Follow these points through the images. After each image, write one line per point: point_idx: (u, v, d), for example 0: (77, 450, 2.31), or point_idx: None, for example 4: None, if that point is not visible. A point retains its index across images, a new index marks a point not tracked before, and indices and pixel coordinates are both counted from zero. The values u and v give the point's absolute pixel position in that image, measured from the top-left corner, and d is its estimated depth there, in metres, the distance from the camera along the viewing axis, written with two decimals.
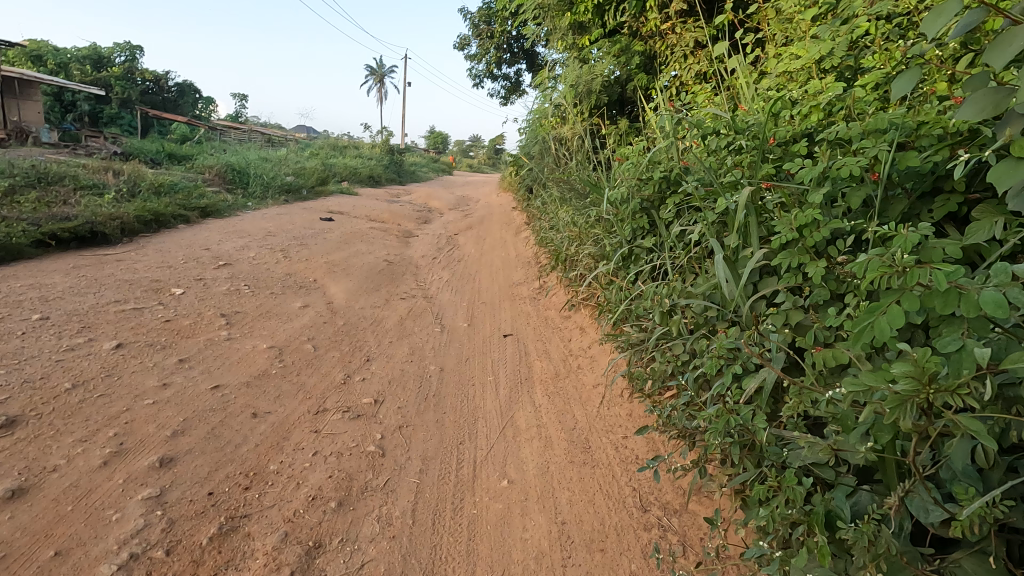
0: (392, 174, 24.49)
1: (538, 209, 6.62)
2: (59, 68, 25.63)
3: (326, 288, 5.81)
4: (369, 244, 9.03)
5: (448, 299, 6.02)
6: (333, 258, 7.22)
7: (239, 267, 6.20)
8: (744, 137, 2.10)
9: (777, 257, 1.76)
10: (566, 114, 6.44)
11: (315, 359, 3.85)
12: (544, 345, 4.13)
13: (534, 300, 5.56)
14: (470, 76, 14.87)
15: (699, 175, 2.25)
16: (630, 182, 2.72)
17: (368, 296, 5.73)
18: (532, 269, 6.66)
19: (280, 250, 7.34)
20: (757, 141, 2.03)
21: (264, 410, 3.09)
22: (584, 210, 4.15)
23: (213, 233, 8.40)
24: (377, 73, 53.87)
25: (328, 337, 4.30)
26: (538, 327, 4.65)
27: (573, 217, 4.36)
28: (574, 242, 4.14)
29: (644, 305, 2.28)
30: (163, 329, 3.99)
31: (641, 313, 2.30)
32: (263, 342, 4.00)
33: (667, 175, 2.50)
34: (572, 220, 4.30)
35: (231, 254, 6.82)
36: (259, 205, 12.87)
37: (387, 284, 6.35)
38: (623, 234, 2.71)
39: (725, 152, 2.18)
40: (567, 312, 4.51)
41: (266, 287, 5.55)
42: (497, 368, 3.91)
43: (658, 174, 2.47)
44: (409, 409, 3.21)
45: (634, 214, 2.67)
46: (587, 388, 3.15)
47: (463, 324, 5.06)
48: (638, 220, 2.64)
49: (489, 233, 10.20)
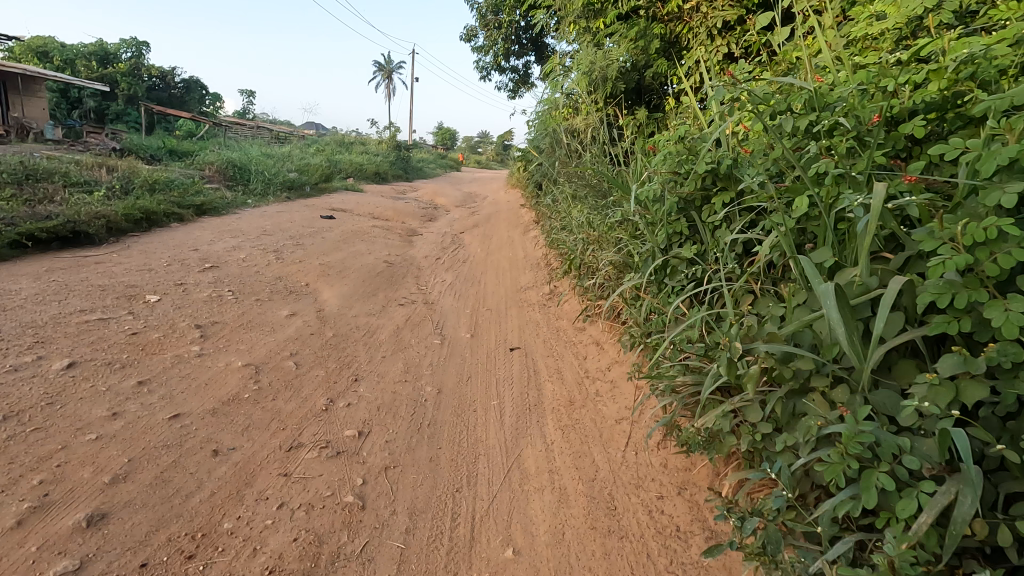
0: (399, 170, 24.03)
1: (548, 207, 6.13)
2: (66, 65, 25.48)
3: (318, 293, 5.36)
4: (370, 243, 8.56)
5: (451, 304, 5.55)
6: (330, 259, 6.77)
7: (226, 271, 5.77)
8: (826, 115, 1.66)
9: (929, 291, 1.30)
10: (579, 104, 5.95)
11: (296, 379, 3.39)
12: (556, 363, 3.65)
13: (545, 307, 5.07)
14: (478, 69, 14.39)
15: (763, 167, 1.81)
16: (663, 175, 2.23)
17: (365, 303, 5.27)
18: (542, 272, 6.17)
19: (273, 251, 6.89)
20: (857, 121, 1.60)
21: (227, 445, 2.63)
22: (602, 209, 3.66)
23: (206, 232, 7.99)
24: (386, 68, 53.42)
25: (313, 352, 3.85)
26: (550, 339, 4.17)
27: (589, 217, 3.87)
28: (591, 246, 3.66)
29: (691, 336, 1.81)
30: (127, 344, 3.55)
31: (686, 345, 1.84)
32: (239, 359, 3.55)
33: (714, 167, 2.01)
34: (590, 220, 3.80)
35: (221, 256, 6.40)
36: (259, 203, 12.48)
37: (386, 288, 5.89)
38: (655, 241, 2.21)
39: (807, 134, 1.74)
40: (582, 325, 4.03)
41: (252, 292, 5.11)
42: (502, 389, 3.43)
43: (702, 167, 1.98)
44: (398, 444, 2.74)
45: (669, 215, 2.18)
46: (607, 424, 2.66)
47: (466, 335, 4.58)
48: (675, 224, 2.15)
49: (496, 232, 9.70)
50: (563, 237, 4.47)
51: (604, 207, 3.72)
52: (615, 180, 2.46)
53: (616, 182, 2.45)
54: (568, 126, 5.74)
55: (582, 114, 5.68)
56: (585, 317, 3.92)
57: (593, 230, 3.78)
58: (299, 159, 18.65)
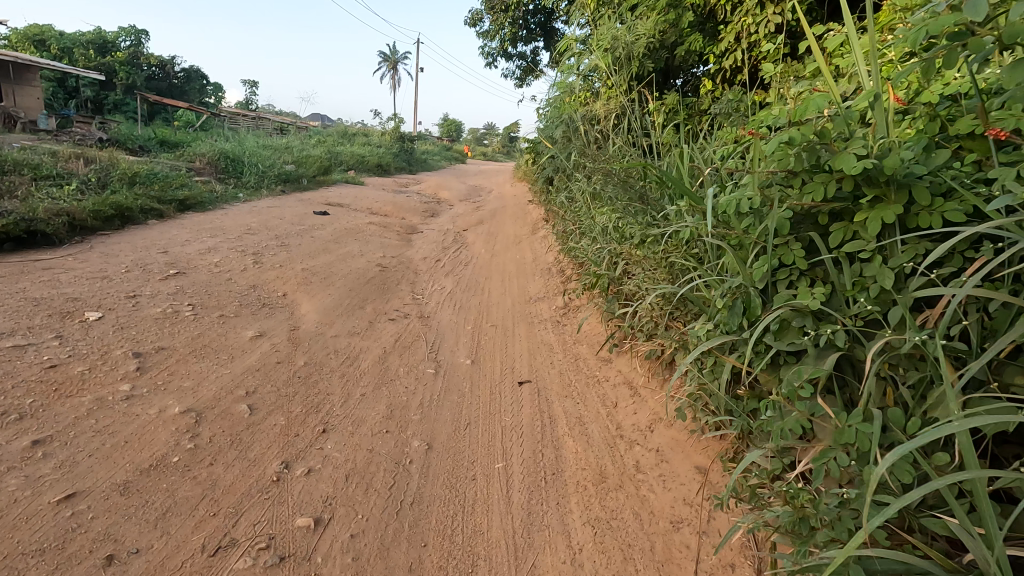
0: (401, 162, 23.24)
1: (562, 207, 5.39)
2: (64, 54, 24.83)
3: (296, 306, 4.64)
4: (363, 243, 7.81)
5: (449, 319, 4.80)
6: (315, 264, 6.03)
7: (193, 278, 5.05)
8: None
9: None
10: (599, 87, 5.17)
11: (246, 432, 2.66)
12: (578, 406, 2.93)
13: (559, 326, 4.31)
14: (482, 55, 13.56)
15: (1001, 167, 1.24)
16: (771, 173, 1.50)
17: (349, 318, 4.54)
18: (555, 280, 5.40)
19: (252, 253, 6.17)
20: None
21: (128, 546, 1.90)
22: (640, 217, 2.94)
23: (183, 231, 7.25)
24: (391, 59, 52.49)
25: (277, 389, 3.12)
26: (567, 371, 3.44)
27: (620, 224, 3.13)
28: (625, 263, 2.93)
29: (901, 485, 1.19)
30: (38, 382, 2.82)
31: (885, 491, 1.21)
32: (179, 401, 2.82)
33: (873, 167, 1.32)
34: (625, 226, 3.06)
35: (191, 260, 5.68)
36: (251, 197, 11.76)
37: (376, 299, 5.15)
38: (748, 274, 1.53)
39: None
40: (607, 356, 3.30)
41: (218, 306, 4.39)
42: (510, 445, 2.69)
43: (859, 169, 1.27)
44: (368, 542, 2.01)
45: (778, 235, 1.48)
46: (657, 531, 1.91)
47: (466, 361, 3.84)
48: (783, 252, 1.48)
49: (501, 230, 8.90)
50: (583, 246, 3.72)
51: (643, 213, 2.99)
52: (677, 183, 1.80)
53: (680, 184, 1.78)
54: (585, 112, 4.97)
55: (603, 98, 4.92)
56: (611, 349, 3.19)
57: (626, 242, 3.04)
58: (297, 150, 17.91)
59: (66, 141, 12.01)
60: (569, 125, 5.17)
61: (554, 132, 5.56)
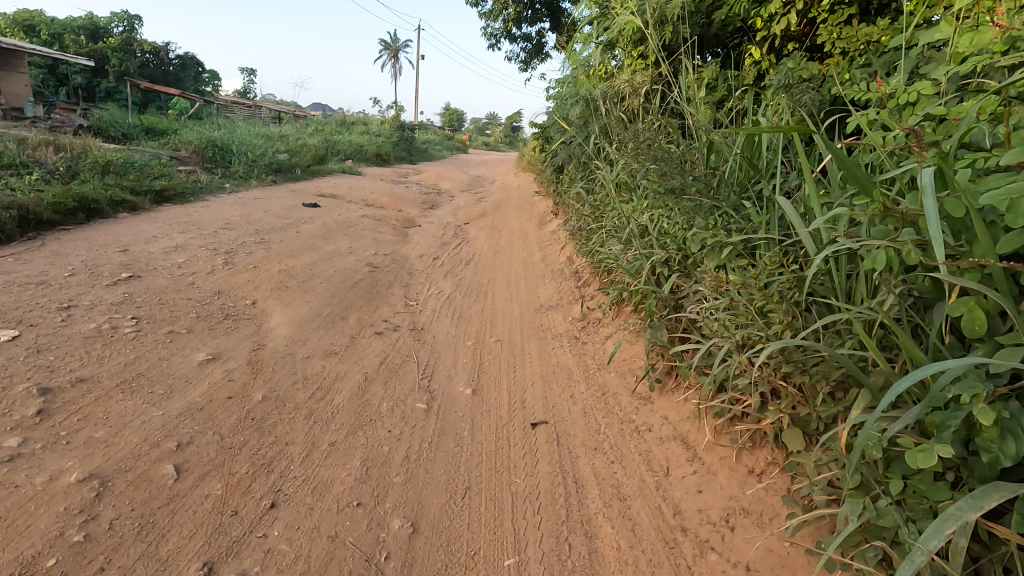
0: (401, 151, 22.50)
1: (578, 200, 4.69)
2: (54, 39, 23.97)
3: (266, 318, 3.95)
4: (354, 239, 7.08)
5: (448, 332, 4.09)
6: (295, 264, 5.31)
7: (149, 282, 4.34)
8: None
9: None
10: (623, 59, 4.44)
11: (164, 510, 1.95)
12: (615, 464, 2.23)
13: (578, 343, 3.58)
14: (485, 36, 12.74)
15: None
16: None
17: (327, 333, 3.82)
18: (569, 285, 4.68)
19: (224, 252, 5.45)
20: None
21: None
22: (703, 218, 2.24)
23: (153, 226, 6.54)
24: (392, 47, 51.51)
25: (220, 438, 2.42)
26: (593, 406, 2.74)
27: (672, 228, 2.43)
28: (686, 283, 2.25)
29: None
30: None
31: None
32: (80, 463, 2.12)
33: None
34: (680, 228, 2.37)
35: (152, 260, 4.96)
36: (237, 187, 11.03)
37: (362, 307, 4.43)
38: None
39: None
40: (645, 393, 2.61)
41: (170, 318, 3.68)
42: (525, 526, 1.98)
43: None
44: None
45: None
46: None
47: (466, 391, 3.12)
48: None
49: (505, 224, 8.15)
50: (613, 250, 3.01)
51: (702, 208, 2.27)
52: (850, 165, 1.48)
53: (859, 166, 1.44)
54: (606, 89, 4.25)
55: (628, 71, 4.19)
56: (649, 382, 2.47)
57: (682, 253, 2.36)
58: (293, 139, 17.13)
59: (42, 128, 11.27)
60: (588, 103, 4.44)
61: (567, 112, 4.83)
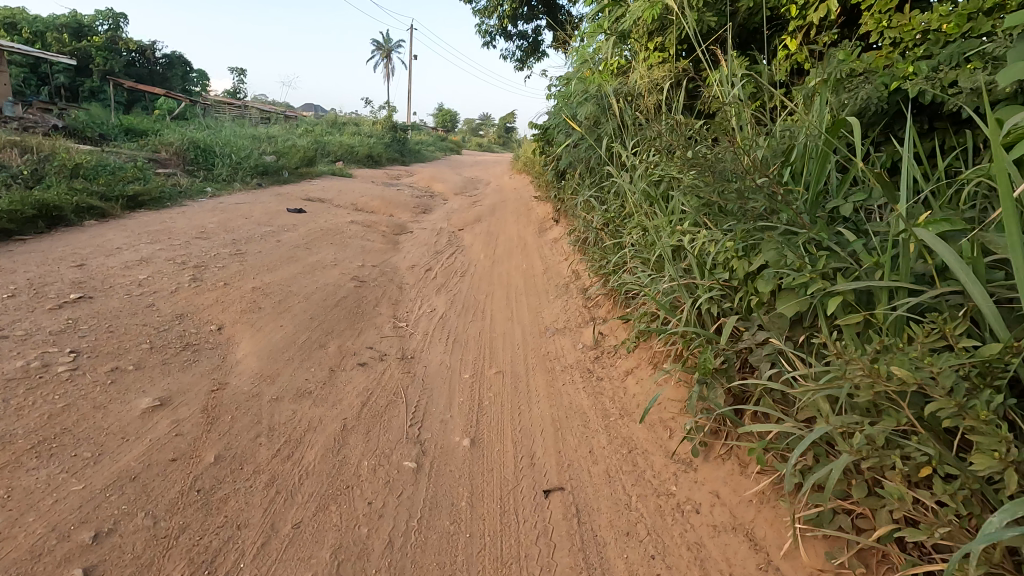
0: (393, 152, 21.96)
1: (587, 211, 4.23)
2: (35, 38, 23.21)
3: (231, 347, 3.43)
4: (340, 248, 6.57)
5: (442, 361, 3.60)
6: (272, 279, 4.79)
7: (101, 304, 3.82)
8: None
9: None
10: (638, 52, 3.96)
11: None
12: (659, 562, 1.75)
13: (593, 379, 3.09)
14: (479, 34, 12.25)
15: None
16: None
17: (301, 366, 3.31)
18: (577, 305, 4.19)
19: (194, 266, 4.93)
20: None
21: None
22: (790, 249, 1.73)
23: (119, 235, 6.00)
24: (384, 48, 50.94)
25: (152, 521, 1.91)
26: (621, 467, 2.26)
27: (734, 259, 1.94)
28: (764, 332, 1.75)
29: None
30: None
31: None
32: None
33: None
34: (736, 257, 1.93)
35: (109, 277, 4.44)
36: (218, 191, 10.47)
37: (345, 332, 3.92)
38: None
39: None
40: (686, 458, 2.13)
41: (117, 349, 3.17)
42: None
43: None
44: None
45: None
46: None
47: (463, 442, 2.62)
48: None
49: (502, 230, 7.65)
50: (641, 277, 2.53)
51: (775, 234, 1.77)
52: None
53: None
54: (619, 88, 3.79)
55: (644, 66, 3.72)
56: (688, 439, 2.05)
57: (752, 292, 1.86)
58: (280, 140, 16.55)
59: (11, 127, 10.66)
60: (599, 101, 3.95)
61: (575, 111, 4.34)
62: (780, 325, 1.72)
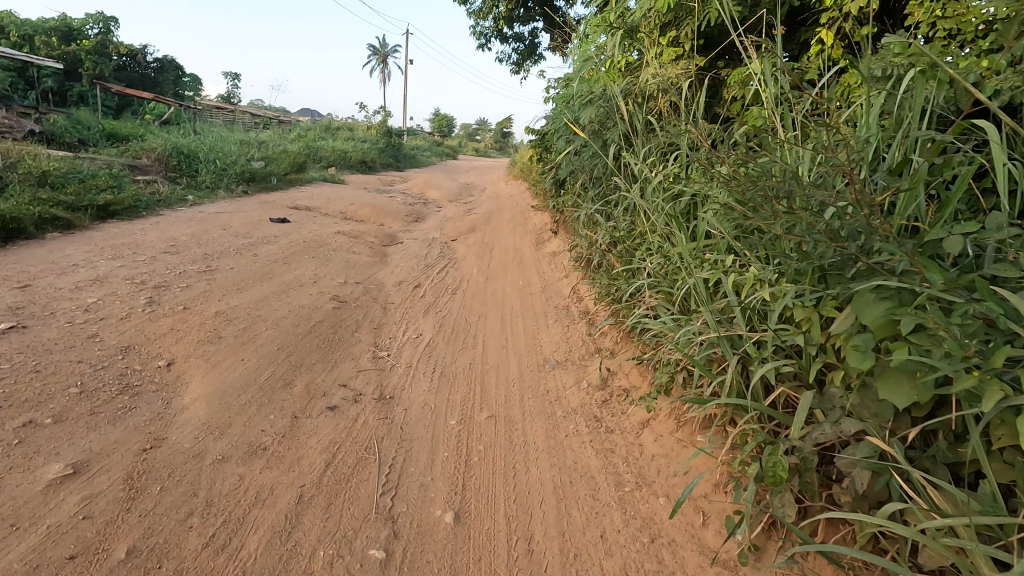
0: (388, 157, 21.51)
1: (592, 227, 3.77)
2: (22, 42, 22.71)
3: (178, 389, 2.95)
4: (322, 262, 6.09)
5: (425, 401, 3.12)
6: (240, 302, 4.31)
7: (33, 335, 3.32)
8: None
9: None
10: (648, 46, 3.50)
11: None
12: None
13: (600, 430, 2.61)
14: (474, 36, 11.79)
15: None
16: None
17: (258, 412, 2.82)
18: (580, 333, 3.73)
19: (153, 286, 4.43)
20: None
21: None
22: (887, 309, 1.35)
23: (78, 250, 5.50)
24: (380, 53, 50.58)
25: None
26: (643, 564, 1.80)
27: (814, 317, 1.51)
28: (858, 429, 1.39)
29: None
30: None
31: None
32: None
33: None
34: (807, 310, 1.53)
35: (53, 300, 3.94)
36: (200, 199, 9.97)
37: (316, 365, 3.44)
38: None
39: None
40: (730, 563, 1.69)
41: (38, 396, 2.67)
42: None
43: None
44: None
45: None
46: None
47: (445, 517, 2.15)
48: None
49: (497, 241, 7.19)
50: (664, 321, 2.08)
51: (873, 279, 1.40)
52: None
53: None
54: (628, 88, 3.34)
55: (656, 62, 3.27)
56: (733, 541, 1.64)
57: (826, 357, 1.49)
58: (271, 145, 16.07)
59: None
60: (605, 103, 3.49)
61: (577, 113, 3.87)
62: (877, 412, 1.37)
